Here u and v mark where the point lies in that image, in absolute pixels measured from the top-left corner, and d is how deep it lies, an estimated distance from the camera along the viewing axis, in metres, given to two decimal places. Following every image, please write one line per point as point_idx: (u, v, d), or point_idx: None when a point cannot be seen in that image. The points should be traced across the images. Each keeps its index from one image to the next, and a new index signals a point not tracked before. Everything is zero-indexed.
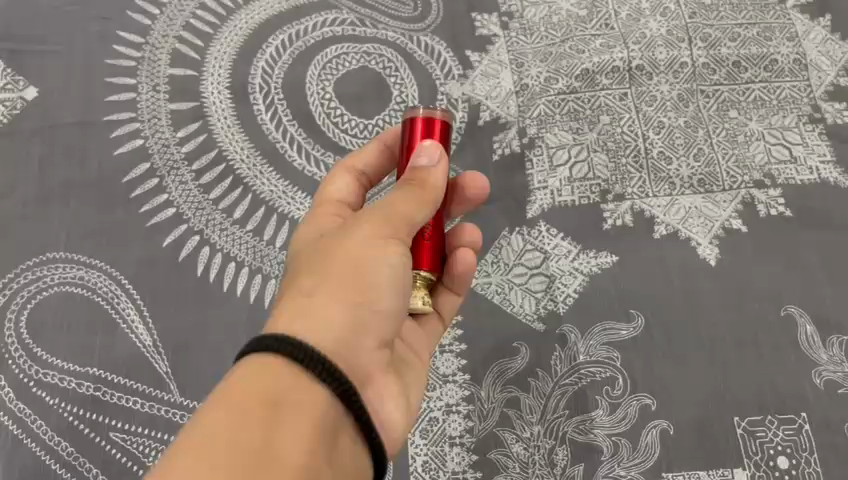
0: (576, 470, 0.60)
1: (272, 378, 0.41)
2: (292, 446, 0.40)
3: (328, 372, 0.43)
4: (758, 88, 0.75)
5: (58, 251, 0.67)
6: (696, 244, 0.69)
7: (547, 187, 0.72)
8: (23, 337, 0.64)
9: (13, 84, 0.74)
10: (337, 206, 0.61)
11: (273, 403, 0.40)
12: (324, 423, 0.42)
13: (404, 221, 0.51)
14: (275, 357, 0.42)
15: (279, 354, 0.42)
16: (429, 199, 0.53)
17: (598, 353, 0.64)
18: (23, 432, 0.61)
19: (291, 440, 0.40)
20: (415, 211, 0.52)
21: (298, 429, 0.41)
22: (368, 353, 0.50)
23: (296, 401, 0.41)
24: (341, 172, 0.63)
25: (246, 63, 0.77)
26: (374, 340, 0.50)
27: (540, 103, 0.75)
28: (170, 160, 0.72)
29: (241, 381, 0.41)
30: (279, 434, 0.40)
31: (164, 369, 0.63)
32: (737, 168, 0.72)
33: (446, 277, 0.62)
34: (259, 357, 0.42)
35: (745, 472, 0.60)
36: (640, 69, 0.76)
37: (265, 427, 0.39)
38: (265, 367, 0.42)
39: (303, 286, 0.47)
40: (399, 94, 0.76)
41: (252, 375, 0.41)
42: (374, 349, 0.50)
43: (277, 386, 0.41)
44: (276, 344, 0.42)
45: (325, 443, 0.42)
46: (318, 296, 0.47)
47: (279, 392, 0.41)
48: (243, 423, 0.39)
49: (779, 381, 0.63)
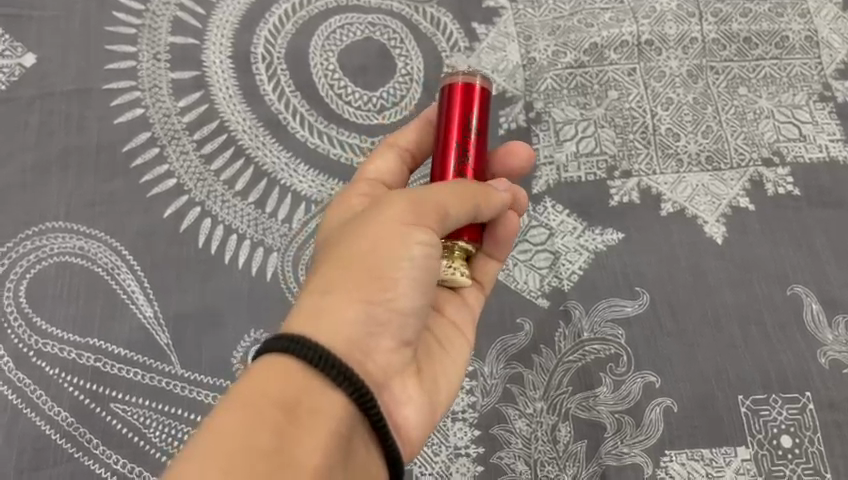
0: (579, 446, 0.60)
1: (287, 381, 0.42)
2: (307, 449, 0.40)
3: (344, 377, 0.43)
4: (768, 65, 0.74)
5: (58, 220, 0.66)
6: (703, 222, 0.68)
7: (553, 163, 0.71)
8: (22, 307, 0.63)
9: (10, 50, 0.72)
10: (369, 185, 0.60)
11: (286, 406, 0.41)
12: (339, 429, 0.42)
13: (430, 208, 0.49)
14: (294, 361, 0.42)
15: (296, 357, 0.42)
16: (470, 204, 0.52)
17: (603, 330, 0.64)
18: (22, 401, 0.60)
19: (304, 443, 0.40)
20: (446, 202, 0.50)
21: (313, 434, 0.41)
22: (386, 355, 0.49)
23: (312, 407, 0.41)
24: (384, 149, 0.62)
25: (248, 32, 0.75)
26: (392, 340, 0.49)
27: (547, 77, 0.74)
28: (171, 130, 0.71)
29: (257, 383, 0.41)
30: (292, 438, 0.40)
31: (165, 340, 0.63)
32: (746, 146, 0.71)
33: (488, 241, 0.60)
34: (274, 356, 0.43)
35: (748, 451, 0.60)
36: (650, 44, 0.75)
37: (278, 431, 0.40)
38: (280, 368, 0.42)
39: (324, 284, 0.47)
40: (404, 67, 0.75)
41: (268, 376, 0.42)
42: (392, 349, 0.50)
43: (292, 389, 0.41)
44: (294, 347, 0.42)
45: (340, 449, 0.42)
46: (338, 295, 0.46)
47: (292, 395, 0.41)
48: (257, 425, 0.39)
49: (785, 360, 0.63)
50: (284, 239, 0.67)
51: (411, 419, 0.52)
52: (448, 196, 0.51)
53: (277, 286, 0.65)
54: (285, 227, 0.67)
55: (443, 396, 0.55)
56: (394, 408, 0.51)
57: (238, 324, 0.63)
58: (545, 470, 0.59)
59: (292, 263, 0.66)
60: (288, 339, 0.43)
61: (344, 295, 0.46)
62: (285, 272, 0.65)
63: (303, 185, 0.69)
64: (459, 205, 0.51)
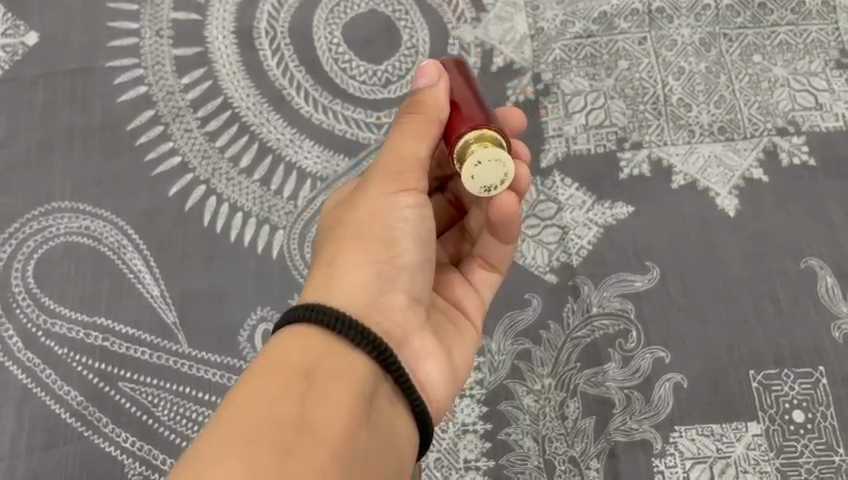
0: (588, 422, 0.60)
1: (305, 347, 0.42)
2: (332, 409, 0.40)
3: (362, 336, 0.43)
4: (784, 31, 0.72)
5: (64, 201, 0.66)
6: (715, 194, 0.67)
7: (561, 135, 0.69)
8: (31, 286, 0.64)
9: (13, 29, 0.72)
10: None
11: (306, 372, 0.41)
12: (363, 391, 0.42)
13: (398, 153, 0.50)
14: (311, 330, 0.43)
15: (307, 320, 0.43)
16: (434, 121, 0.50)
17: (612, 304, 0.63)
18: (32, 381, 0.61)
19: (327, 408, 0.39)
20: (414, 140, 0.50)
21: (335, 397, 0.40)
22: (403, 317, 0.49)
23: (330, 369, 0.41)
24: None
25: (251, 7, 0.74)
26: (406, 301, 0.49)
27: (556, 48, 0.72)
28: (175, 107, 0.70)
29: (275, 354, 0.42)
30: (314, 401, 0.40)
31: (172, 319, 0.63)
32: (760, 115, 0.69)
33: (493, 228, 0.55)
34: (288, 330, 0.43)
35: (759, 426, 0.59)
36: (661, 12, 0.73)
37: (300, 398, 0.39)
38: (295, 335, 0.43)
39: (324, 264, 0.48)
40: (409, 39, 0.73)
41: (287, 345, 0.42)
42: (408, 310, 0.49)
43: (310, 355, 0.41)
44: (306, 315, 0.43)
45: (366, 407, 0.41)
46: (340, 264, 0.48)
47: (311, 361, 0.41)
48: (278, 396, 0.39)
49: (798, 334, 0.62)
50: (289, 216, 0.66)
51: (439, 383, 0.50)
52: (409, 131, 0.50)
53: (283, 264, 0.65)
54: (291, 204, 0.67)
55: (465, 357, 0.53)
56: (421, 372, 0.49)
57: (245, 303, 0.63)
58: (553, 446, 0.59)
59: (297, 240, 0.65)
60: (304, 309, 0.44)
61: (344, 264, 0.48)
62: (291, 250, 0.65)
63: (308, 161, 0.69)
64: (426, 139, 0.50)
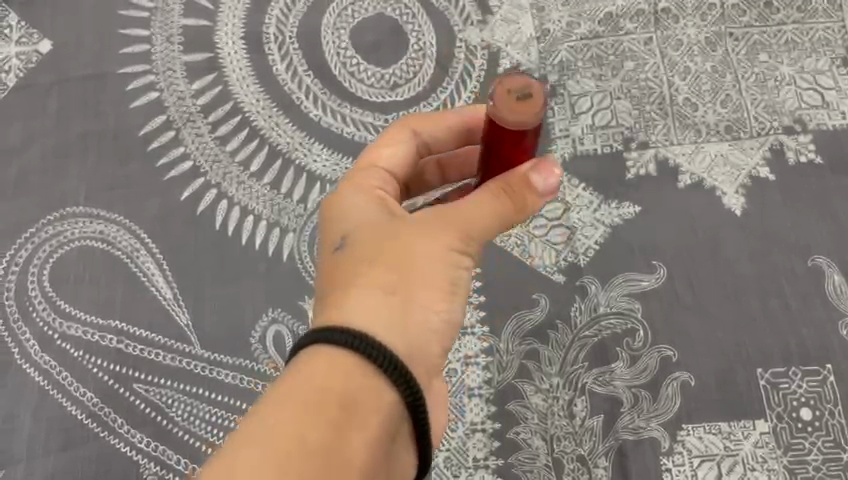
0: (595, 421, 0.60)
1: (346, 377, 0.39)
2: (357, 450, 0.39)
3: (405, 380, 0.40)
4: (790, 30, 0.72)
5: (78, 206, 0.67)
6: (721, 193, 0.67)
7: (568, 136, 0.70)
8: (46, 290, 0.65)
9: (27, 37, 0.73)
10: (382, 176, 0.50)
11: (343, 404, 0.39)
12: (388, 430, 0.40)
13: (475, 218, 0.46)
14: (355, 357, 0.40)
15: (351, 348, 0.40)
16: (521, 213, 0.47)
17: (619, 304, 0.64)
18: (48, 383, 0.62)
19: (355, 444, 0.39)
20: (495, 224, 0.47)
21: (364, 432, 0.39)
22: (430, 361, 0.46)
23: (368, 406, 0.39)
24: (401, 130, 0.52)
25: (260, 12, 0.75)
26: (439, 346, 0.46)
27: (562, 49, 0.73)
28: (186, 112, 0.71)
29: (312, 373, 0.39)
30: (345, 435, 0.38)
31: (185, 321, 0.64)
32: (766, 114, 0.69)
33: None
34: (329, 349, 0.40)
35: (767, 424, 0.60)
36: (666, 12, 0.73)
37: (333, 430, 0.38)
38: (338, 361, 0.39)
39: (366, 288, 0.43)
40: (416, 42, 0.74)
41: (328, 370, 0.39)
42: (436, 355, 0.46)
43: (351, 387, 0.39)
44: (359, 344, 0.40)
45: (383, 447, 0.40)
46: (388, 297, 0.43)
47: (352, 392, 0.39)
48: (312, 424, 0.38)
49: (805, 332, 0.62)
50: (300, 219, 0.67)
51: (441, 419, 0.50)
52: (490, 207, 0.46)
53: (293, 266, 0.66)
54: (301, 208, 0.68)
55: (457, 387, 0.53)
56: (431, 412, 0.48)
57: (257, 306, 0.64)
58: (561, 445, 0.60)
59: (307, 242, 0.66)
60: (356, 337, 0.40)
61: (397, 304, 0.43)
62: (301, 252, 0.66)
63: (318, 164, 0.70)
64: (505, 223, 0.47)
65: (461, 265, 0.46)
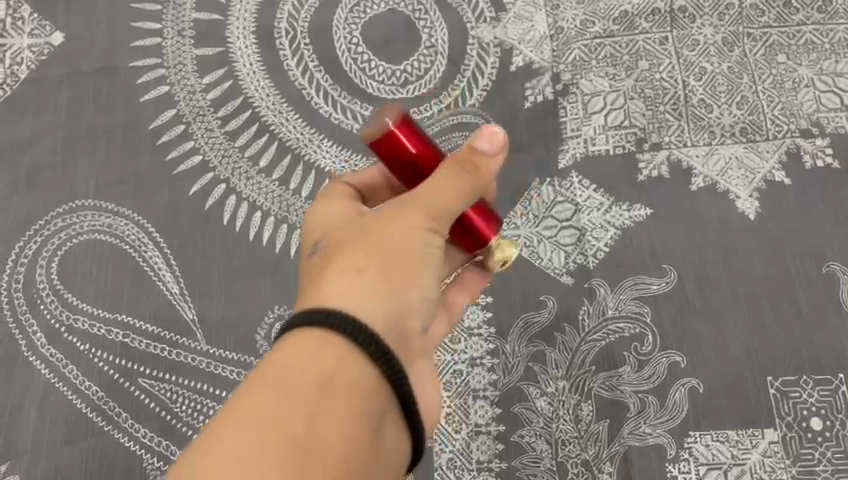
0: (601, 427, 0.59)
1: (321, 357, 0.36)
2: (341, 430, 0.36)
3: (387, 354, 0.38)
4: (809, 30, 0.71)
5: (87, 199, 0.68)
6: (735, 197, 0.66)
7: (580, 136, 0.70)
8: (54, 283, 0.65)
9: (39, 29, 0.73)
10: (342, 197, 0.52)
11: (320, 383, 0.36)
12: (373, 410, 0.37)
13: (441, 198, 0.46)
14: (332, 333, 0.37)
15: (329, 327, 0.38)
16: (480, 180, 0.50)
17: (628, 308, 0.63)
18: (55, 376, 0.62)
19: (339, 424, 0.36)
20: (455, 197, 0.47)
21: (347, 414, 0.36)
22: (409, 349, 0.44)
23: (349, 383, 0.36)
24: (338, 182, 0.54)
25: (272, 7, 0.75)
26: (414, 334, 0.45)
27: (575, 47, 0.72)
28: (196, 107, 0.71)
29: (285, 356, 0.37)
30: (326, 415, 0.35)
31: (191, 316, 0.64)
32: (783, 117, 0.68)
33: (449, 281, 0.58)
34: (304, 330, 0.38)
35: (777, 433, 0.59)
36: (683, 11, 0.72)
37: (311, 408, 0.35)
38: (314, 342, 0.37)
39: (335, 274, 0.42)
40: (429, 39, 0.74)
41: (302, 349, 0.37)
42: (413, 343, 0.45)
43: (328, 364, 0.36)
44: (332, 319, 0.38)
45: (372, 428, 0.37)
46: (357, 278, 0.41)
47: (329, 369, 0.36)
48: (287, 402, 0.35)
49: (817, 339, 0.61)
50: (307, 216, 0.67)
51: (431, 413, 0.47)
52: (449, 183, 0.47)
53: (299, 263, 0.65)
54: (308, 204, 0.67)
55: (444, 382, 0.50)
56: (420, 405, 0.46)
57: (263, 304, 0.64)
58: (566, 450, 0.59)
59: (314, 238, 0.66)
60: (328, 313, 0.38)
61: (369, 284, 0.41)
62: None
63: (326, 161, 0.69)
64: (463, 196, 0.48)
65: (430, 250, 0.46)
